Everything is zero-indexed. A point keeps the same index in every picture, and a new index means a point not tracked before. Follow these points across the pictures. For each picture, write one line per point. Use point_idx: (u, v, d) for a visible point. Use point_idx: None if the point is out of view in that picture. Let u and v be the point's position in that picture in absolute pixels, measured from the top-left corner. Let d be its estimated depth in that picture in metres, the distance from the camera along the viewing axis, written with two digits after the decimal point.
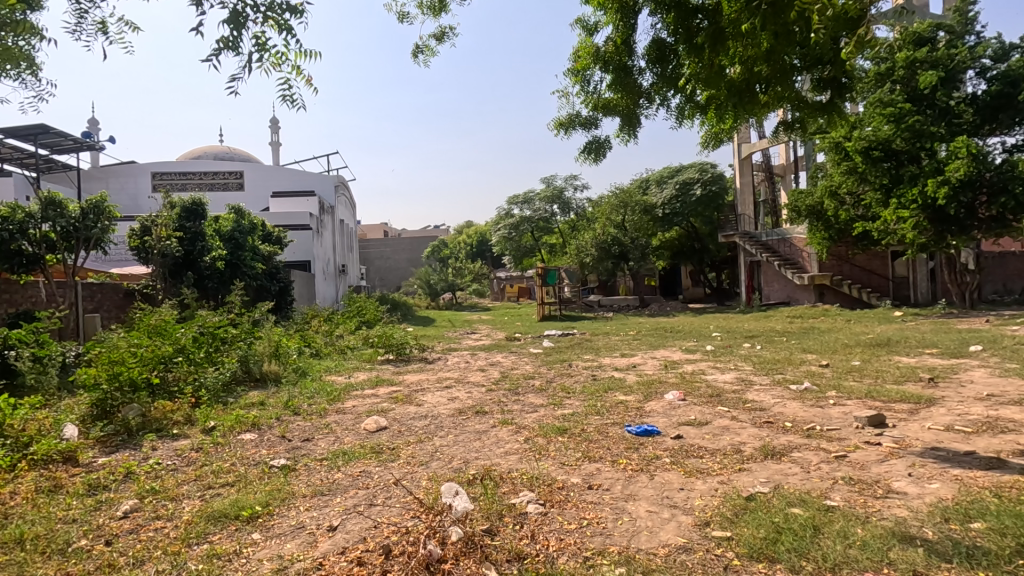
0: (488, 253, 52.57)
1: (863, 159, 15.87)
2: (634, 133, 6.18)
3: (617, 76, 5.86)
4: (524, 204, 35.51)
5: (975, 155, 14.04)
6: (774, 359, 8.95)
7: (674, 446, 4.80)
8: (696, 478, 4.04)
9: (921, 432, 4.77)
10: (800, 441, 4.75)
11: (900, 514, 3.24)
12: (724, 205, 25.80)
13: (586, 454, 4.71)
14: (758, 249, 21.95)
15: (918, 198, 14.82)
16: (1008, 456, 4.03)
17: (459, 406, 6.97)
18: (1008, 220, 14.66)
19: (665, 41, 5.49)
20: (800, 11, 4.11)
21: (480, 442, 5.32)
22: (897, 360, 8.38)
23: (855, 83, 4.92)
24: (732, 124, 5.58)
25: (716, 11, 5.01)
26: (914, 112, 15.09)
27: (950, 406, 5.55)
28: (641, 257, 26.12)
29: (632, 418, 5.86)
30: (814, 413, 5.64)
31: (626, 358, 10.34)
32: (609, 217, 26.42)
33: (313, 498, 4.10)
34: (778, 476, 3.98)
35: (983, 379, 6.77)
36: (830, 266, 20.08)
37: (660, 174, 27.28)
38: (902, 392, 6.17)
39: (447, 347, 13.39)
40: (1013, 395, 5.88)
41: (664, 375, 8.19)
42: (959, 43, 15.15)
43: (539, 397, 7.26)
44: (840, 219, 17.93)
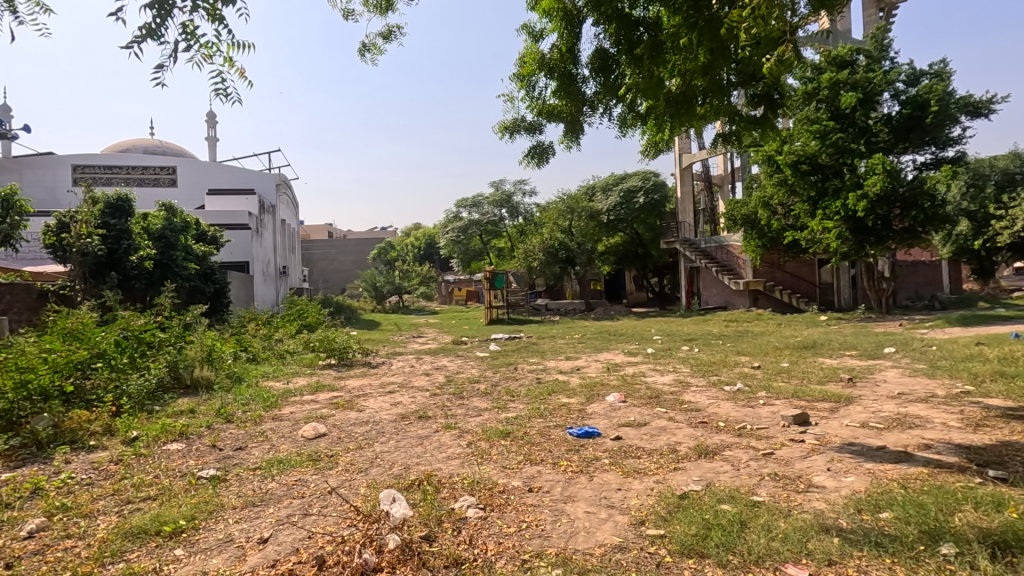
0: (435, 256, 52.23)
1: (792, 172, 16.85)
2: (577, 139, 6.31)
3: (561, 83, 5.97)
4: (473, 207, 35.29)
5: (890, 172, 15.17)
6: (710, 361, 9.34)
7: (614, 447, 4.91)
8: (633, 478, 4.14)
9: (840, 429, 5.09)
10: (731, 440, 4.95)
11: (818, 506, 3.44)
12: (665, 212, 26.93)
13: (528, 457, 4.74)
14: (697, 256, 22.77)
15: (840, 210, 15.86)
16: (914, 450, 4.37)
17: (401, 411, 6.86)
18: (917, 232, 15.93)
19: (608, 51, 5.65)
20: (733, 29, 4.32)
21: (422, 447, 5.26)
22: (821, 361, 8.92)
23: (785, 100, 5.19)
24: (670, 134, 5.76)
25: (656, 25, 5.18)
26: (837, 130, 16.18)
27: (866, 404, 5.96)
28: (587, 262, 26.25)
29: (574, 420, 5.95)
30: (745, 413, 5.91)
31: (571, 361, 10.49)
32: (556, 222, 26.35)
33: (244, 509, 3.91)
34: (710, 474, 4.14)
35: (895, 378, 7.32)
36: (763, 272, 21.14)
37: (605, 181, 28.08)
38: (824, 391, 6.57)
39: (392, 351, 13.17)
40: (920, 393, 6.39)
41: (606, 377, 8.37)
42: (875, 67, 16.32)
43: (483, 400, 7.25)
44: (772, 228, 18.86)
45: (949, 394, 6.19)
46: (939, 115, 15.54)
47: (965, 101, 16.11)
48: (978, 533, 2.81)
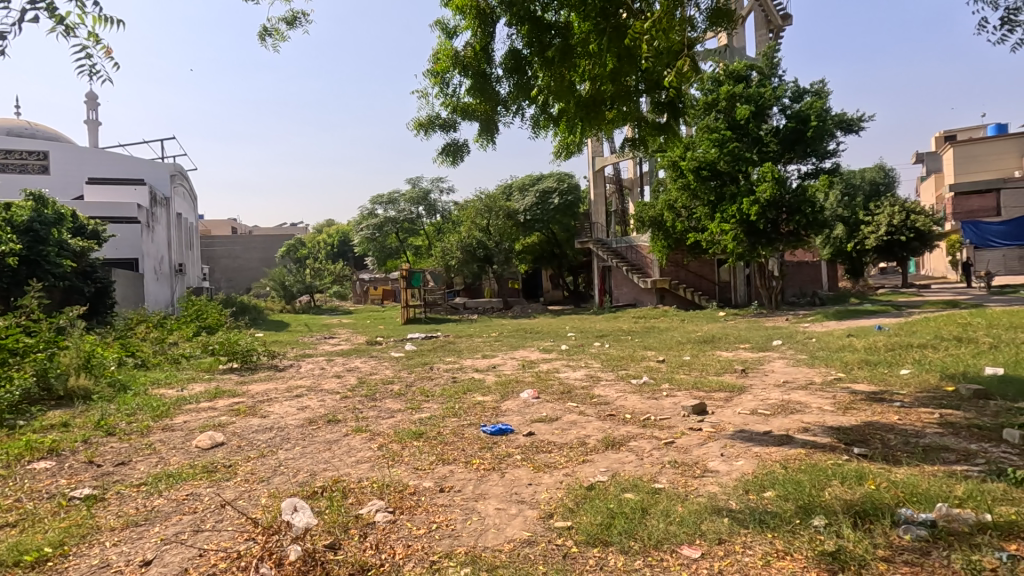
0: (349, 254, 50.62)
1: (694, 177, 17.95)
2: (491, 138, 6.32)
3: (475, 81, 5.96)
4: (389, 204, 34.26)
5: (778, 180, 16.63)
6: (620, 356, 9.75)
7: (526, 443, 4.98)
8: (543, 472, 4.22)
9: (733, 416, 5.49)
10: (637, 431, 5.19)
11: (712, 490, 3.69)
12: (578, 213, 27.74)
13: (440, 457, 4.70)
14: (609, 255, 23.71)
15: (736, 214, 17.14)
16: (794, 433, 4.80)
17: (309, 416, 6.55)
18: (801, 235, 17.53)
19: (521, 52, 5.71)
20: (637, 39, 4.52)
21: (330, 452, 5.05)
22: (718, 354, 9.60)
23: (687, 108, 5.51)
24: (581, 137, 5.94)
25: (567, 29, 5.28)
26: (734, 139, 17.49)
27: (756, 393, 6.48)
28: (505, 261, 26.42)
29: (488, 418, 5.96)
30: (650, 404, 6.22)
31: (487, 359, 10.53)
32: (474, 220, 26.50)
33: (124, 530, 3.55)
34: (616, 465, 4.31)
35: (782, 368, 8.02)
36: (669, 271, 22.46)
37: (522, 182, 28.41)
38: (720, 382, 7.07)
39: (301, 353, 12.56)
40: (801, 381, 7.05)
41: (521, 374, 8.49)
42: (767, 83, 17.74)
43: (397, 402, 7.09)
44: (676, 230, 19.99)
45: (824, 382, 6.89)
46: (818, 129, 17.20)
47: (840, 118, 17.92)
48: (843, 505, 3.13)
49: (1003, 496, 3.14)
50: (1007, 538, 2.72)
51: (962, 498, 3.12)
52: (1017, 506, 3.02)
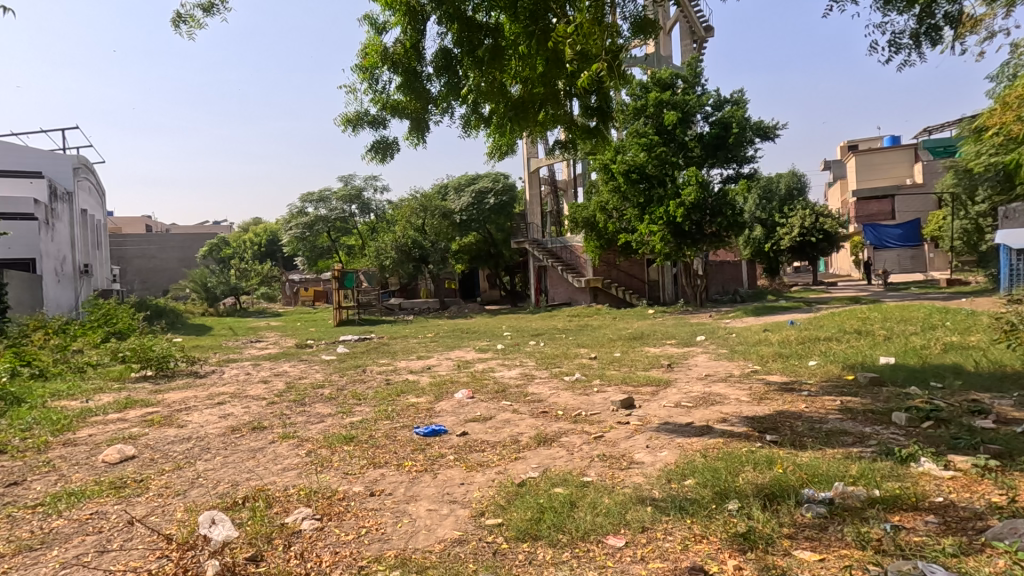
0: (278, 254, 48.58)
1: (624, 180, 18.57)
2: (422, 137, 6.26)
3: (405, 78, 5.89)
4: (319, 202, 33.08)
5: (701, 184, 17.51)
6: (554, 354, 9.94)
7: (459, 443, 4.98)
8: (476, 472, 4.24)
9: (659, 409, 5.74)
10: (568, 427, 5.32)
11: (637, 480, 3.84)
12: (514, 213, 27.94)
13: (371, 461, 4.61)
14: (544, 255, 24.07)
15: (663, 216, 17.89)
16: (713, 424, 5.09)
17: (232, 424, 6.23)
18: (722, 236, 18.50)
19: (452, 52, 5.69)
20: (563, 43, 4.62)
21: (254, 461, 4.83)
22: (646, 350, 10.01)
23: (615, 113, 5.70)
24: (512, 138, 6.01)
25: (498, 30, 5.30)
26: (661, 144, 18.26)
27: (680, 387, 6.80)
28: (441, 260, 25.91)
29: (421, 419, 5.91)
30: (581, 400, 6.38)
31: (421, 360, 10.40)
32: (409, 220, 26.03)
33: (15, 556, 3.24)
34: (547, 461, 4.40)
35: (705, 362, 8.47)
36: (601, 271, 23.10)
37: (457, 181, 28.23)
38: (647, 377, 7.37)
39: (225, 358, 11.92)
40: (721, 374, 7.48)
41: (456, 375, 8.47)
42: (691, 91, 18.57)
43: (327, 406, 6.87)
44: (608, 231, 20.56)
45: (742, 374, 7.34)
46: (738, 136, 18.18)
47: (758, 126, 19.03)
48: (754, 488, 3.36)
49: (890, 473, 3.48)
50: (892, 511, 3.01)
51: (857, 476, 3.42)
52: (901, 481, 3.36)
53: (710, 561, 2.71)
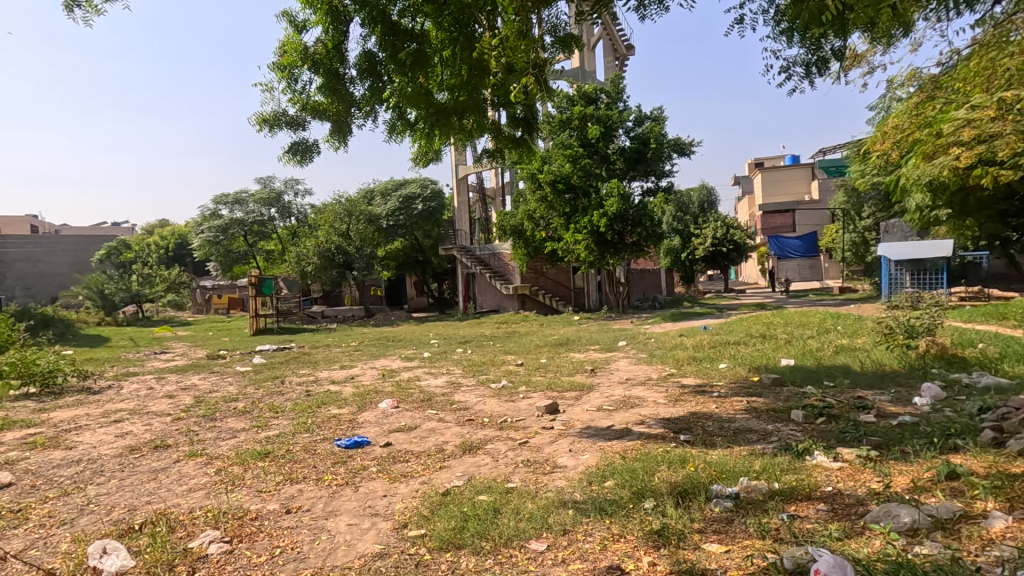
0: (187, 259, 45.43)
1: (551, 190, 19.06)
2: (343, 140, 6.10)
3: (327, 80, 5.74)
4: (235, 204, 31.23)
5: (623, 196, 18.25)
6: (480, 361, 9.96)
7: (383, 454, 4.86)
8: (399, 483, 4.16)
9: (581, 413, 5.90)
10: (493, 434, 5.34)
11: (560, 484, 3.93)
12: (442, 220, 27.72)
13: (288, 476, 4.40)
14: (472, 262, 24.13)
15: (588, 225, 18.46)
16: (632, 426, 5.30)
17: (130, 443, 5.72)
18: (642, 246, 19.30)
19: (376, 56, 5.60)
20: (487, 53, 4.69)
21: (155, 483, 4.47)
22: (570, 356, 10.26)
23: (539, 125, 5.86)
24: (438, 145, 6.00)
25: (423, 36, 5.27)
26: (585, 156, 18.90)
27: (602, 391, 7.03)
28: (366, 266, 25.43)
29: (343, 431, 5.72)
30: (507, 407, 6.43)
31: (344, 370, 10.08)
32: (333, 225, 25.22)
33: None
34: (472, 469, 4.40)
35: (626, 367, 8.80)
36: (529, 278, 23.41)
37: (384, 187, 27.65)
38: (572, 382, 7.54)
39: (123, 372, 10.93)
40: (641, 378, 7.80)
41: (380, 384, 8.26)
42: (614, 106, 19.30)
43: (240, 420, 6.47)
44: (535, 239, 20.83)
45: (660, 377, 7.70)
46: (656, 151, 19.07)
47: (675, 142, 20.09)
48: (669, 486, 3.54)
49: (788, 467, 3.77)
50: (789, 501, 3.26)
51: (759, 471, 3.69)
52: (797, 473, 3.65)
53: (627, 559, 2.80)
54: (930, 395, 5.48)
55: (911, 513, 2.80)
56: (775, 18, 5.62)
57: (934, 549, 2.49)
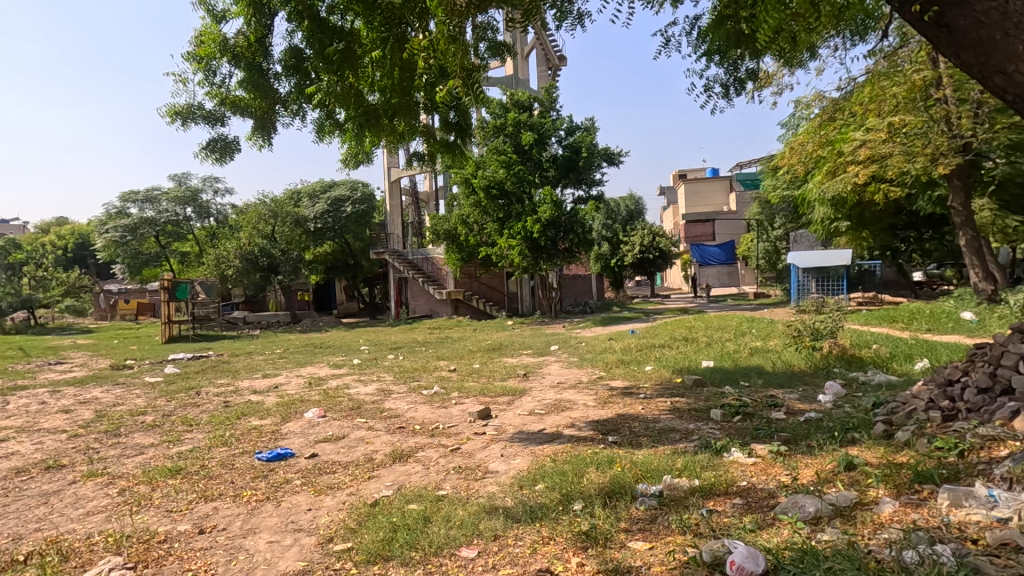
0: (88, 260, 41.76)
1: (485, 195, 19.18)
2: (267, 139, 5.81)
3: (248, 74, 5.47)
4: (145, 202, 29.11)
5: (555, 203, 18.59)
6: (412, 367, 9.81)
7: (307, 466, 4.66)
8: (325, 495, 4.01)
9: (513, 418, 5.93)
10: (425, 441, 5.26)
11: (491, 489, 3.93)
12: (373, 223, 27.03)
13: (202, 494, 4.13)
14: (405, 266, 23.73)
15: (521, 231, 18.68)
16: (563, 429, 5.39)
17: (17, 464, 5.15)
18: (574, 252, 19.75)
19: (303, 52, 5.42)
20: (417, 54, 4.62)
21: (47, 507, 4.05)
22: (503, 361, 10.32)
23: (472, 131, 5.89)
24: (369, 146, 5.88)
25: (353, 35, 5.12)
26: (519, 162, 19.13)
27: (534, 395, 7.11)
28: (293, 271, 24.00)
29: (264, 443, 5.43)
30: (439, 414, 6.36)
31: (267, 379, 9.59)
32: (256, 226, 23.99)
33: None
34: (402, 477, 4.31)
35: (558, 370, 8.96)
36: (462, 283, 23.42)
37: (311, 188, 26.68)
38: (504, 387, 7.57)
39: (8, 385, 9.83)
40: (572, 381, 7.96)
41: (307, 393, 7.92)
42: (547, 115, 19.64)
43: (148, 435, 5.99)
44: (469, 243, 20.72)
45: (590, 380, 7.89)
46: (588, 160, 19.55)
47: (606, 151, 20.70)
48: (597, 488, 3.63)
49: (707, 464, 3.97)
50: (708, 497, 3.43)
51: (681, 469, 3.86)
52: (716, 470, 3.85)
53: (556, 561, 2.84)
54: (832, 392, 5.94)
55: (814, 503, 3.02)
56: (696, 40, 5.94)
57: (833, 535, 2.70)
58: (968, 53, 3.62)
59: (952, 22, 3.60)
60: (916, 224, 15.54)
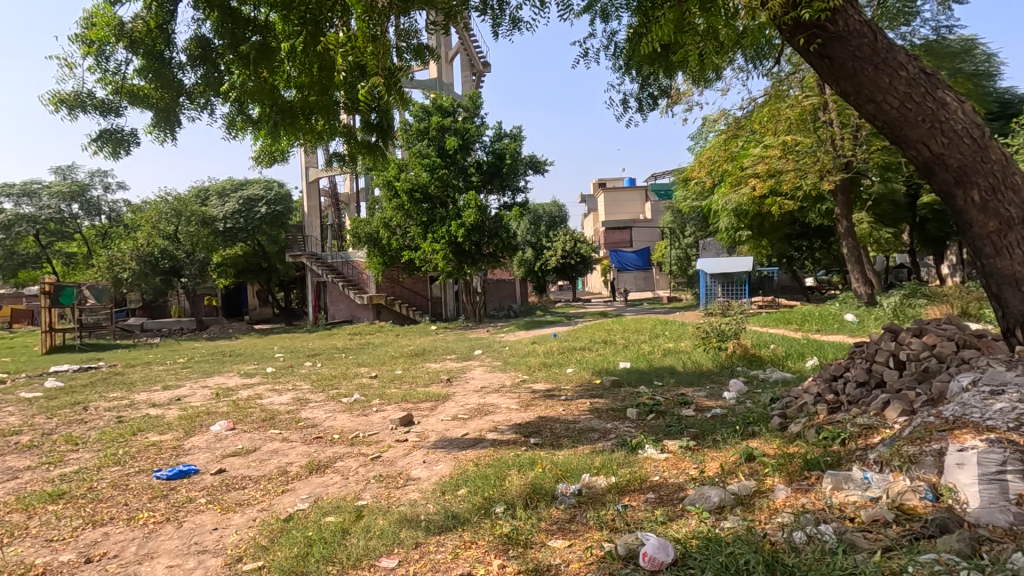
0: None
1: (408, 199, 18.95)
2: (170, 133, 5.39)
3: (147, 62, 5.08)
4: (22, 196, 26.01)
5: (479, 208, 18.67)
6: (331, 374, 9.46)
7: (213, 483, 4.36)
8: (233, 513, 3.77)
9: (436, 424, 5.88)
10: (344, 451, 5.09)
11: (413, 496, 3.87)
12: (288, 224, 25.84)
13: (90, 519, 3.75)
14: (323, 270, 22.84)
15: (445, 235, 18.56)
16: (486, 433, 5.41)
17: None
18: (498, 257, 19.90)
19: (211, 42, 5.10)
20: (335, 52, 4.49)
21: None
22: (426, 366, 10.19)
23: (394, 134, 5.81)
24: (284, 145, 5.65)
25: (268, 29, 4.91)
26: (443, 166, 19.04)
27: (457, 400, 7.08)
28: (198, 274, 22.49)
29: (164, 460, 5.02)
30: (359, 422, 6.17)
31: (168, 391, 8.86)
32: (155, 226, 21.81)
33: None
34: (319, 489, 4.14)
35: (481, 375, 8.98)
36: (384, 287, 22.83)
37: (221, 186, 25.19)
38: (427, 392, 7.48)
39: None
40: (495, 385, 8.02)
41: (213, 405, 7.42)
42: (472, 120, 19.72)
43: (24, 458, 5.34)
44: (392, 247, 20.14)
45: (513, 383, 7.98)
46: (512, 167, 19.68)
47: (530, 159, 21.03)
48: (519, 490, 3.68)
49: (623, 462, 4.14)
50: (624, 493, 3.59)
51: (599, 467, 4.01)
52: (631, 466, 4.03)
53: (477, 565, 2.86)
54: (735, 390, 6.39)
55: (718, 493, 3.25)
56: (614, 55, 6.21)
57: (735, 522, 2.91)
58: (846, 82, 4.04)
59: (833, 54, 4.02)
60: (808, 235, 17.07)
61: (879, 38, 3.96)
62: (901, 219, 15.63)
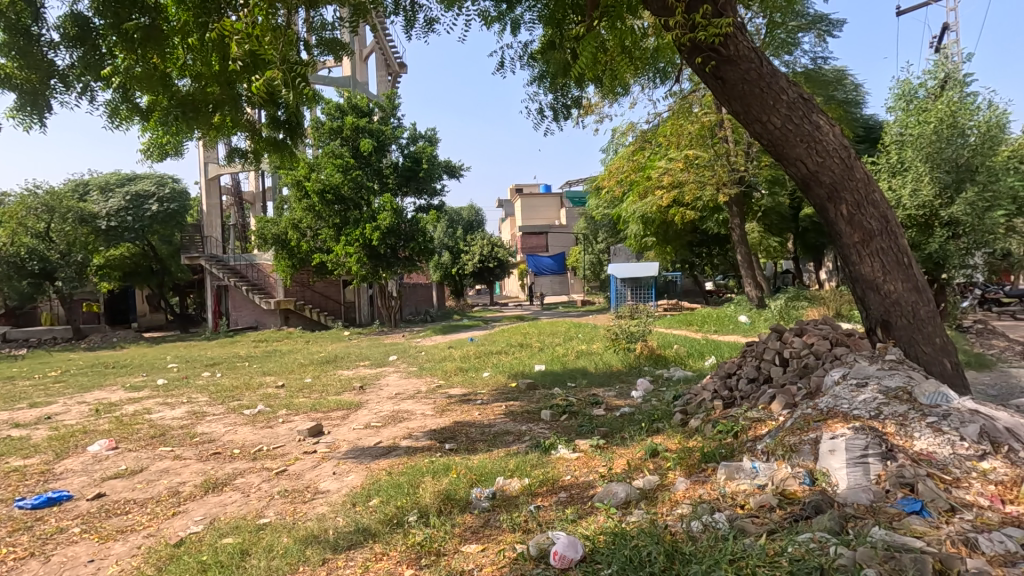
0: None
1: (319, 199, 18.13)
2: (38, 117, 4.78)
3: (9, 37, 4.49)
4: None
5: (395, 211, 18.33)
6: (232, 385, 8.82)
7: (90, 510, 3.92)
8: (114, 541, 3.41)
9: (347, 433, 5.66)
10: (245, 466, 4.77)
11: (321, 510, 3.71)
12: (184, 224, 23.93)
13: None
14: (224, 273, 21.35)
15: (359, 238, 18.02)
16: (400, 441, 5.29)
17: None
18: (414, 261, 19.55)
19: (90, 21, 4.61)
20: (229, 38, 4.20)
21: None
22: (337, 373, 9.80)
23: (301, 131, 5.58)
24: (178, 137, 5.22)
25: (158, 11, 4.52)
26: (357, 167, 18.45)
27: (370, 407, 6.87)
28: (75, 278, 20.03)
29: (29, 488, 4.44)
30: (263, 434, 5.81)
31: (36, 409, 7.84)
32: (22, 223, 19.14)
33: None
34: (215, 509, 3.85)
35: (396, 381, 8.77)
36: (293, 291, 21.74)
37: (104, 180, 22.83)
38: (338, 401, 7.19)
39: None
40: (410, 391, 7.86)
41: (92, 422, 6.66)
42: (387, 122, 19.34)
43: None
44: (301, 250, 19.13)
45: (429, 389, 7.86)
46: (428, 171, 19.48)
47: (448, 164, 20.93)
48: (433, 496, 3.64)
49: (536, 463, 4.21)
50: (536, 494, 3.65)
51: (513, 470, 4.06)
52: (543, 467, 4.12)
53: None
54: (643, 389, 6.71)
55: (625, 489, 3.40)
56: (529, 64, 6.34)
57: (639, 516, 3.05)
58: (736, 102, 4.38)
59: (725, 76, 4.36)
60: (707, 242, 18.31)
61: (764, 64, 4.35)
62: (787, 228, 17.19)
